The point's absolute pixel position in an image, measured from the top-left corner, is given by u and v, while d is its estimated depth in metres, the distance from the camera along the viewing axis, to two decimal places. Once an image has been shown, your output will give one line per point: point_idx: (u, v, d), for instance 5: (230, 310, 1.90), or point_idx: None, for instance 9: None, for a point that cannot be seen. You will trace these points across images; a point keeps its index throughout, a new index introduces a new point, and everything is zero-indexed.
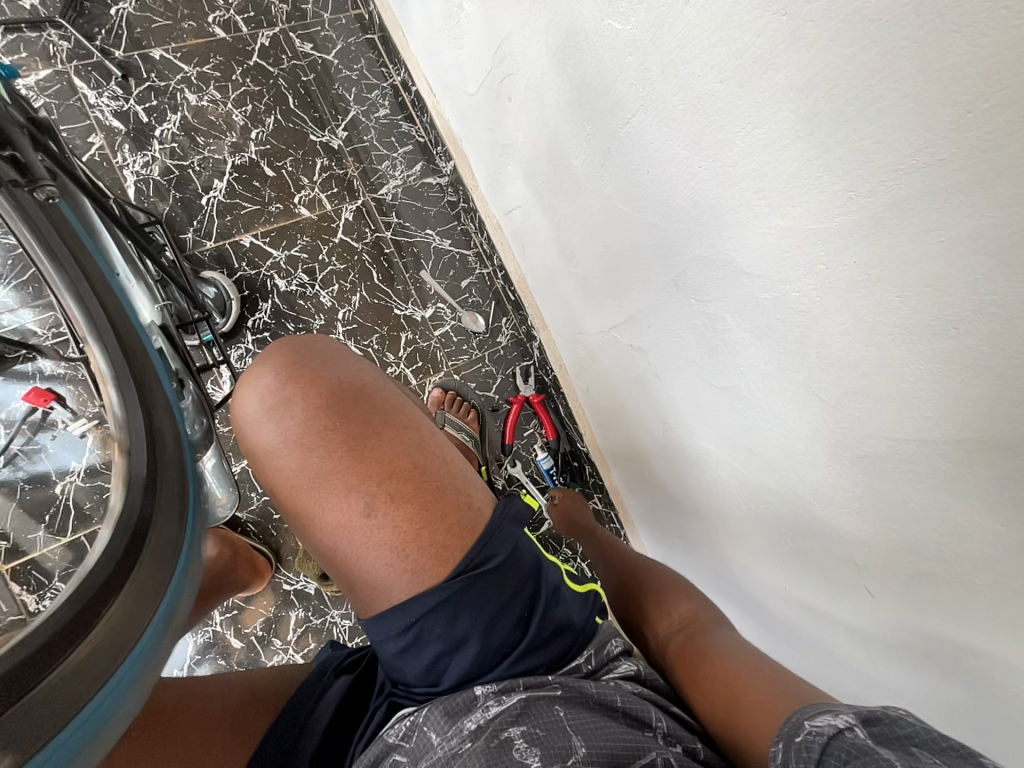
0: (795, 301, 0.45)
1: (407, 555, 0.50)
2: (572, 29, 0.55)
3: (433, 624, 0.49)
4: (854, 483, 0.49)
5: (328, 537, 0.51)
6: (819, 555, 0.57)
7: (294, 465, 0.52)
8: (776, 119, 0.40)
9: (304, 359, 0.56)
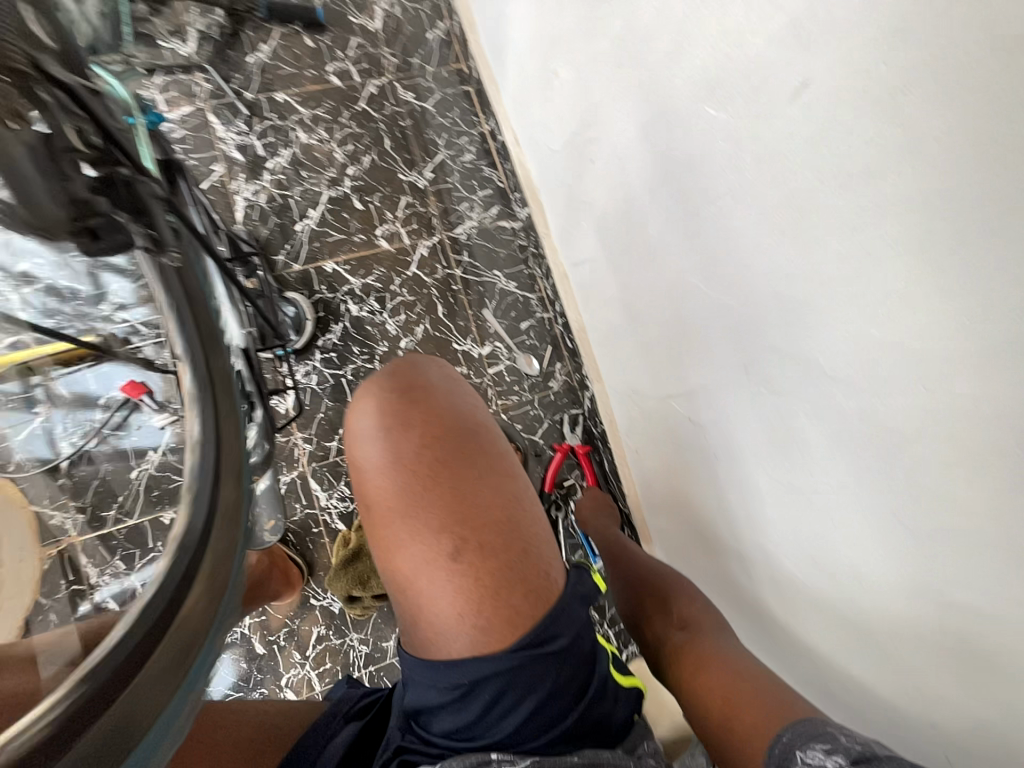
0: (885, 414, 0.41)
1: (480, 609, 0.44)
2: (664, 108, 0.55)
3: (479, 687, 0.43)
4: (941, 625, 0.43)
5: (400, 573, 0.47)
6: (879, 668, 0.51)
7: (383, 488, 0.48)
8: (880, 230, 0.37)
9: (419, 376, 0.52)
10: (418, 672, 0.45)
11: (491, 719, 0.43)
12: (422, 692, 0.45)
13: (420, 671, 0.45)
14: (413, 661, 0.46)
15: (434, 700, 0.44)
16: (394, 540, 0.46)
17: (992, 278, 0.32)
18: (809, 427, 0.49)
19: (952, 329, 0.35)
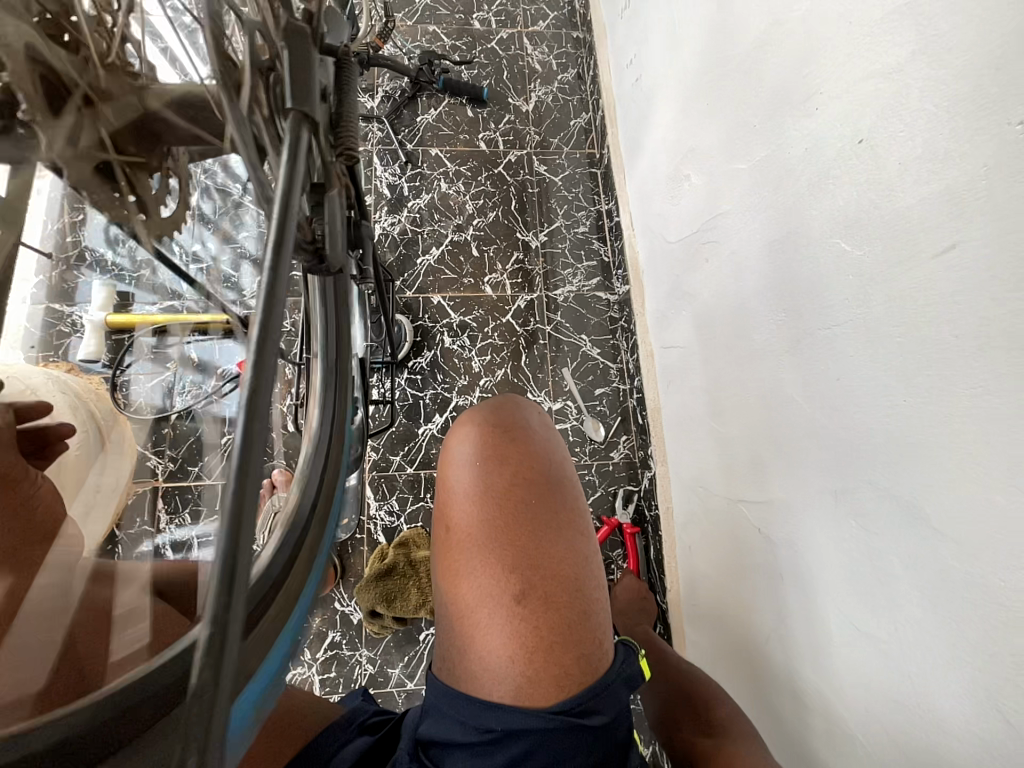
0: (996, 583, 0.39)
1: (532, 660, 0.45)
2: (794, 233, 0.59)
3: (510, 739, 0.44)
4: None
5: (459, 600, 0.48)
6: None
7: (465, 515, 0.51)
8: (1013, 397, 0.37)
9: (520, 422, 0.56)
10: (452, 703, 0.46)
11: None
12: (452, 722, 0.46)
13: (456, 700, 0.46)
14: (449, 690, 0.47)
15: (458, 737, 0.45)
16: (464, 567, 0.49)
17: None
18: (899, 575, 0.47)
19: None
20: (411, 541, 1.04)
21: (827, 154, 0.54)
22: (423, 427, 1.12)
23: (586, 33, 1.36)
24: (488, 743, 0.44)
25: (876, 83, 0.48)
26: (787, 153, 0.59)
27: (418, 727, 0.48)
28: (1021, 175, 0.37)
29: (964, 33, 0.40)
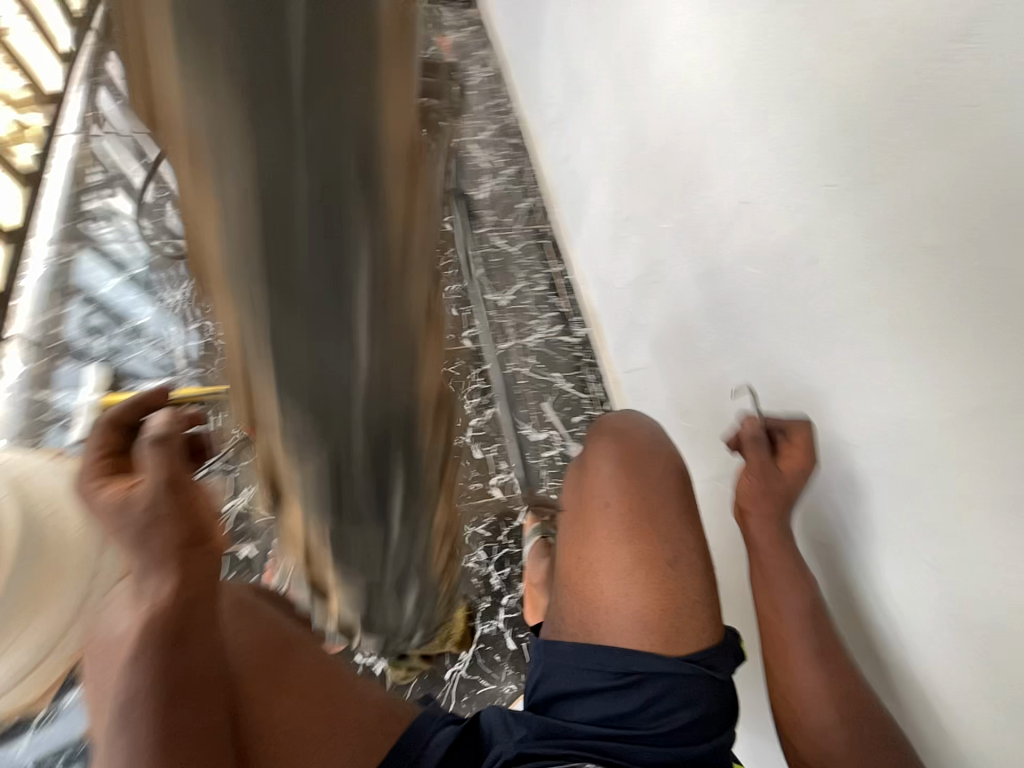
0: (898, 473, 0.56)
1: (655, 612, 0.65)
2: (713, 266, 0.82)
3: (643, 684, 0.61)
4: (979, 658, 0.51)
5: (603, 580, 0.68)
6: (933, 702, 0.57)
7: (608, 516, 0.71)
8: (872, 343, 0.57)
9: (651, 437, 0.78)
10: (588, 655, 0.64)
11: (645, 712, 0.61)
12: (590, 674, 0.63)
13: (594, 653, 0.64)
14: (584, 647, 0.65)
15: (597, 683, 0.62)
16: (608, 532, 0.70)
17: (961, 377, 0.49)
18: (841, 492, 0.64)
19: (943, 410, 0.51)
20: None
21: (727, 212, 0.77)
22: None
23: (520, 139, 1.69)
24: (622, 686, 0.62)
25: (746, 167, 0.71)
26: (700, 213, 0.83)
27: (553, 680, 0.65)
28: (839, 209, 0.59)
29: (788, 136, 0.63)
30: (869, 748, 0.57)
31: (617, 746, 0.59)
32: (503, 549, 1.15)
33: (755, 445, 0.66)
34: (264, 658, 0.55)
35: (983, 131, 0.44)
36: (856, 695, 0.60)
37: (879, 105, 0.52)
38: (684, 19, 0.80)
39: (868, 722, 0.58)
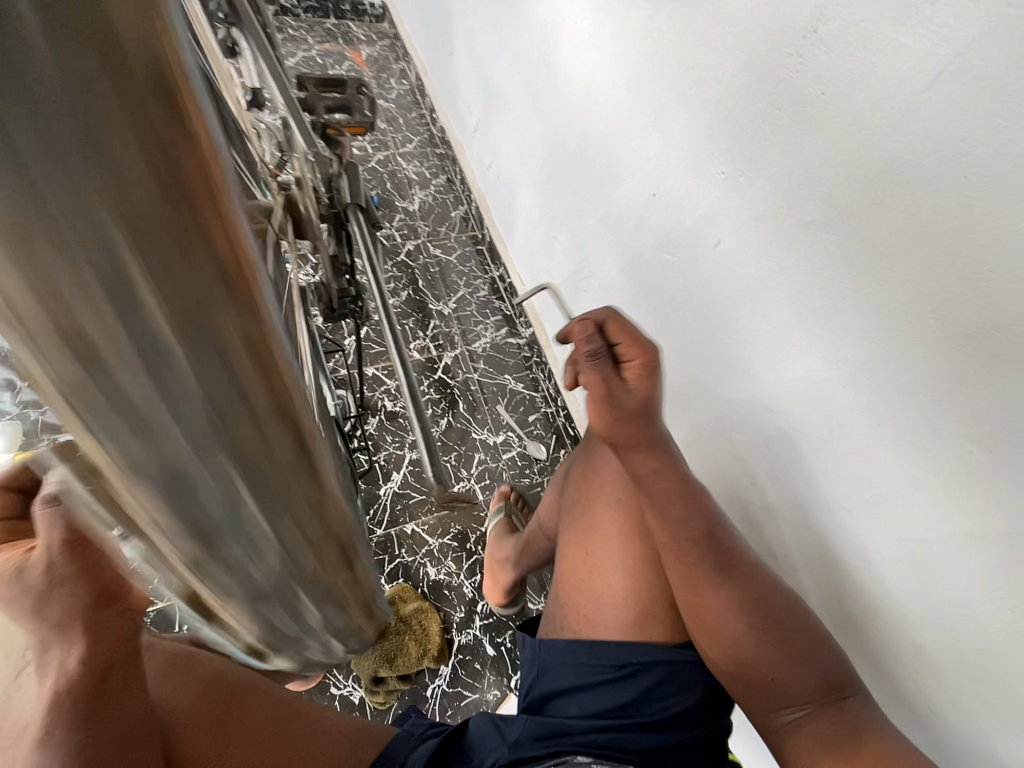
0: (809, 431, 0.60)
1: (653, 609, 0.66)
2: (635, 256, 0.86)
3: (637, 676, 0.62)
4: (894, 597, 0.55)
5: (604, 575, 0.68)
6: (866, 640, 0.61)
7: (613, 511, 0.70)
8: (774, 313, 0.61)
9: None
10: (584, 649, 0.64)
11: (641, 705, 0.60)
12: (587, 667, 0.64)
13: (588, 646, 0.64)
14: (579, 643, 0.65)
15: (592, 677, 0.63)
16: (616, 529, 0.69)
17: (841, 343, 0.54)
18: (767, 455, 0.67)
19: (837, 368, 0.55)
20: (398, 598, 1.05)
21: (641, 204, 0.80)
22: (384, 488, 1.17)
23: (447, 148, 1.70)
24: (616, 677, 0.62)
25: (652, 162, 0.75)
26: (617, 206, 0.87)
27: (549, 679, 0.66)
28: (730, 190, 0.63)
29: (681, 129, 0.67)
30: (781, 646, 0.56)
31: (614, 738, 0.58)
32: (473, 557, 1.15)
33: (592, 364, 0.54)
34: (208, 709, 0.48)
35: (838, 118, 0.49)
36: (760, 599, 0.58)
37: (752, 98, 0.57)
38: (582, 27, 0.84)
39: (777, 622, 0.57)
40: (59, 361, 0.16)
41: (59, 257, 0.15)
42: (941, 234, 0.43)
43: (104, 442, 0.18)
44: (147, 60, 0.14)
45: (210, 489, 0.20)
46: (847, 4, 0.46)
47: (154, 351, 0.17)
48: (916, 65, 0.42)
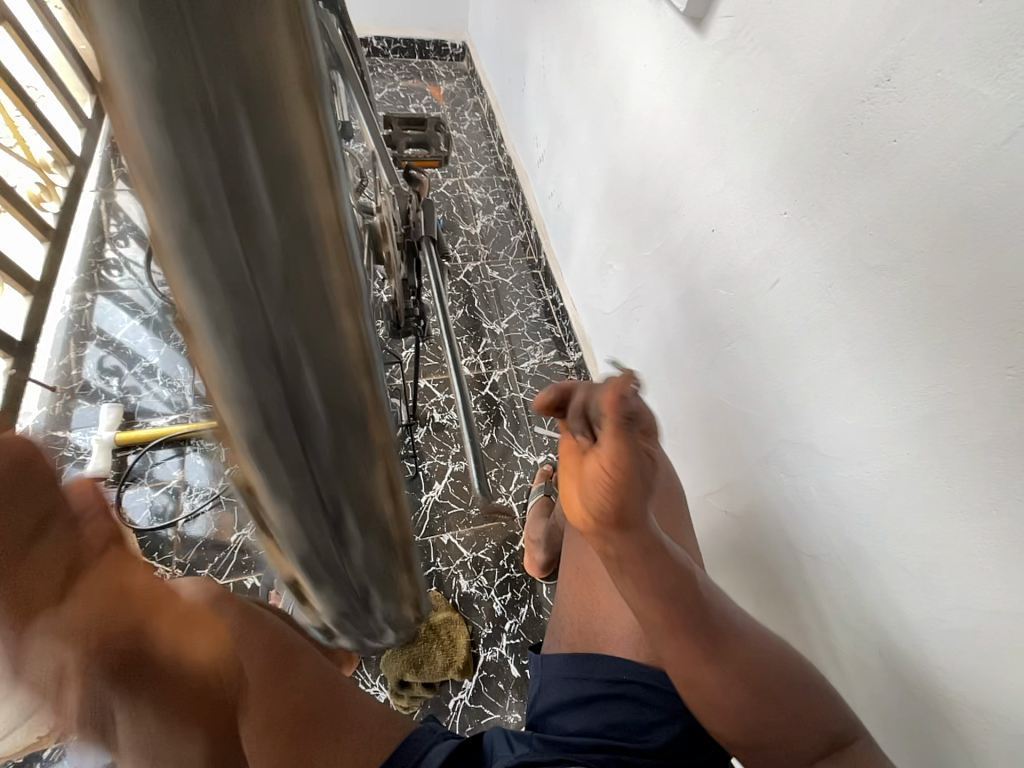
0: (867, 480, 0.57)
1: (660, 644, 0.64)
2: (690, 290, 0.86)
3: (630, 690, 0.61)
4: (957, 671, 0.51)
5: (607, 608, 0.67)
6: (924, 715, 0.55)
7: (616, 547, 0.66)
8: (832, 355, 0.59)
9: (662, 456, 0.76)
10: (582, 662, 0.65)
11: (637, 722, 0.59)
12: (586, 680, 0.63)
13: (585, 661, 0.65)
14: (576, 656, 0.66)
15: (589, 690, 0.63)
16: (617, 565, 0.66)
17: (906, 392, 0.51)
18: (818, 502, 0.64)
19: (899, 417, 0.53)
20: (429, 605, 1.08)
21: (700, 237, 0.81)
22: (425, 496, 1.22)
23: (511, 177, 1.78)
24: (613, 695, 0.61)
25: (713, 198, 0.76)
26: (675, 239, 0.88)
27: (547, 691, 0.66)
28: (790, 229, 0.63)
29: (744, 169, 0.69)
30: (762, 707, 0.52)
31: (610, 757, 0.56)
32: (504, 574, 1.16)
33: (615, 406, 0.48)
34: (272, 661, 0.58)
35: (909, 163, 0.48)
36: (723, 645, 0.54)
37: (818, 142, 0.57)
38: (650, 70, 0.87)
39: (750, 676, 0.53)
40: (236, 414, 0.19)
41: (251, 311, 0.18)
42: (1022, 285, 0.41)
43: (267, 469, 0.20)
44: (309, 134, 0.17)
45: (326, 524, 0.22)
46: (922, 53, 0.46)
47: (302, 387, 0.19)
48: (997, 114, 0.41)
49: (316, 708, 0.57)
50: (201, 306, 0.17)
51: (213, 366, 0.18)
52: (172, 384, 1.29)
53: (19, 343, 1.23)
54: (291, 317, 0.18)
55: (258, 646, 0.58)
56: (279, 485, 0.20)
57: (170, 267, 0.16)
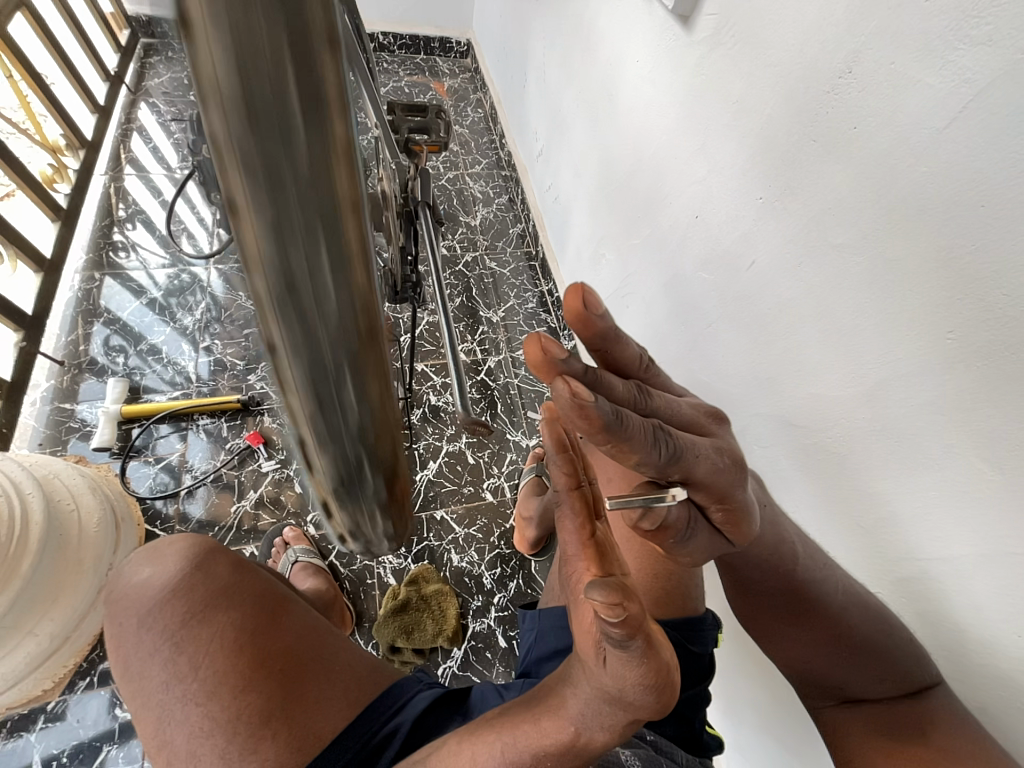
0: (830, 445, 0.61)
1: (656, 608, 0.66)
2: (675, 275, 0.90)
3: None
4: (906, 620, 0.55)
5: None
6: None
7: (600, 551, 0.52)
8: (801, 329, 0.64)
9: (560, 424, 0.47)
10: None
11: None
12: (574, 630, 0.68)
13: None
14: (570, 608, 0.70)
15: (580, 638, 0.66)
16: None
17: (864, 362, 0.56)
18: (791, 470, 0.68)
19: (858, 386, 0.57)
20: (421, 577, 1.12)
21: (685, 223, 0.85)
22: (420, 474, 1.26)
23: (511, 171, 1.82)
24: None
25: (696, 186, 0.80)
26: (662, 227, 0.92)
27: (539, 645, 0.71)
28: (766, 213, 0.67)
29: (725, 158, 0.73)
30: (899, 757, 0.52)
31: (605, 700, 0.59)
32: (495, 550, 1.20)
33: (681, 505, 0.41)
34: (265, 610, 0.62)
35: (867, 150, 0.52)
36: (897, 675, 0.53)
37: (791, 131, 0.61)
38: (643, 64, 0.92)
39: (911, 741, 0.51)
40: (250, 193, 0.18)
41: (260, 70, 0.16)
42: (958, 257, 0.45)
43: (273, 260, 0.19)
44: None
45: (334, 386, 0.23)
46: (879, 48, 0.50)
47: (312, 177, 0.18)
48: (940, 102, 0.46)
49: (307, 659, 0.60)
50: (227, 118, 0.16)
51: (246, 197, 0.18)
52: (176, 362, 1.33)
53: (29, 316, 1.26)
54: (314, 155, 0.18)
55: (249, 596, 0.62)
56: (301, 338, 0.21)
57: (201, 55, 0.15)
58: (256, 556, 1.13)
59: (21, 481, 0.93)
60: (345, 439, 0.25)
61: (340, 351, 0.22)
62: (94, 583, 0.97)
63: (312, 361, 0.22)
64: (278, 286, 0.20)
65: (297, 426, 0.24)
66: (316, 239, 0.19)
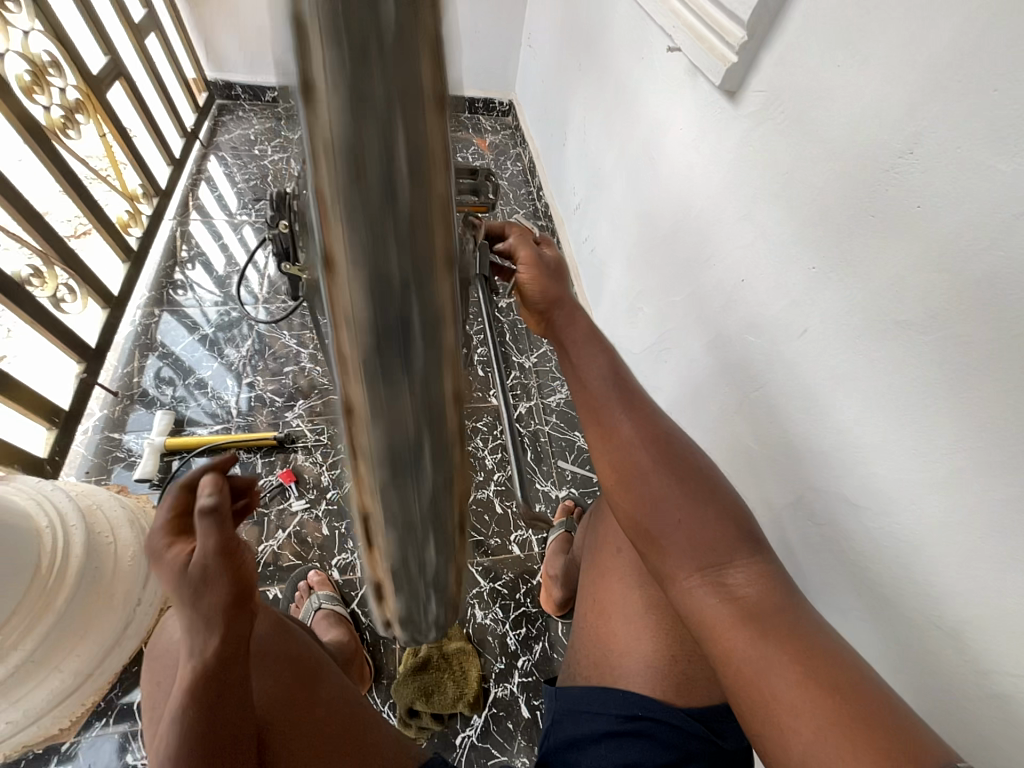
0: (899, 532, 0.57)
1: (684, 700, 0.61)
2: (719, 335, 0.89)
3: (649, 730, 0.59)
4: (998, 743, 0.49)
5: (621, 637, 0.67)
6: None
7: (629, 464, 0.62)
8: (861, 405, 0.61)
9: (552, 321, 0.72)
10: (592, 696, 0.64)
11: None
12: (599, 715, 0.62)
13: (600, 695, 0.63)
14: (590, 691, 0.65)
15: (603, 726, 0.61)
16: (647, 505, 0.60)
17: (940, 446, 0.52)
18: (854, 552, 0.63)
19: (930, 471, 0.53)
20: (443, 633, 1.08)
21: (729, 288, 0.85)
22: None
23: (547, 221, 1.88)
24: (628, 733, 0.60)
25: (743, 250, 0.80)
26: (705, 287, 0.92)
27: (559, 729, 0.66)
28: (818, 284, 0.66)
29: (774, 227, 0.73)
30: (793, 670, 0.47)
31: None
32: (521, 608, 1.14)
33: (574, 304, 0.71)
34: (297, 679, 0.61)
35: (931, 230, 0.52)
36: (748, 541, 0.56)
37: (845, 206, 0.61)
38: (686, 131, 0.94)
39: (772, 622, 0.50)
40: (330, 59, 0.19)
41: None
42: None
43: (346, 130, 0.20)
44: None
45: (391, 280, 0.22)
46: (944, 131, 0.50)
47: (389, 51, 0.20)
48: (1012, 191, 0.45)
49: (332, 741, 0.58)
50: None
51: (327, 64, 0.19)
52: (219, 396, 1.38)
53: (93, 349, 1.33)
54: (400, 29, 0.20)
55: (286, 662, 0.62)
56: (361, 216, 0.21)
57: None
58: (278, 599, 1.11)
59: (66, 512, 0.96)
60: (396, 335, 0.23)
61: (400, 235, 0.22)
62: (122, 620, 0.96)
63: (369, 241, 0.22)
64: (349, 151, 0.20)
65: (343, 322, 0.23)
66: (386, 108, 0.20)
